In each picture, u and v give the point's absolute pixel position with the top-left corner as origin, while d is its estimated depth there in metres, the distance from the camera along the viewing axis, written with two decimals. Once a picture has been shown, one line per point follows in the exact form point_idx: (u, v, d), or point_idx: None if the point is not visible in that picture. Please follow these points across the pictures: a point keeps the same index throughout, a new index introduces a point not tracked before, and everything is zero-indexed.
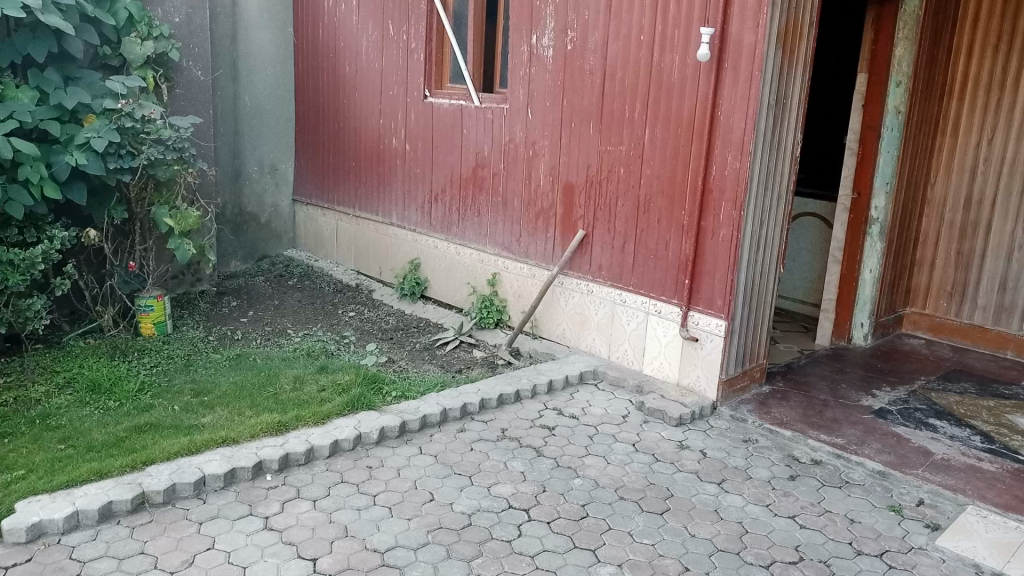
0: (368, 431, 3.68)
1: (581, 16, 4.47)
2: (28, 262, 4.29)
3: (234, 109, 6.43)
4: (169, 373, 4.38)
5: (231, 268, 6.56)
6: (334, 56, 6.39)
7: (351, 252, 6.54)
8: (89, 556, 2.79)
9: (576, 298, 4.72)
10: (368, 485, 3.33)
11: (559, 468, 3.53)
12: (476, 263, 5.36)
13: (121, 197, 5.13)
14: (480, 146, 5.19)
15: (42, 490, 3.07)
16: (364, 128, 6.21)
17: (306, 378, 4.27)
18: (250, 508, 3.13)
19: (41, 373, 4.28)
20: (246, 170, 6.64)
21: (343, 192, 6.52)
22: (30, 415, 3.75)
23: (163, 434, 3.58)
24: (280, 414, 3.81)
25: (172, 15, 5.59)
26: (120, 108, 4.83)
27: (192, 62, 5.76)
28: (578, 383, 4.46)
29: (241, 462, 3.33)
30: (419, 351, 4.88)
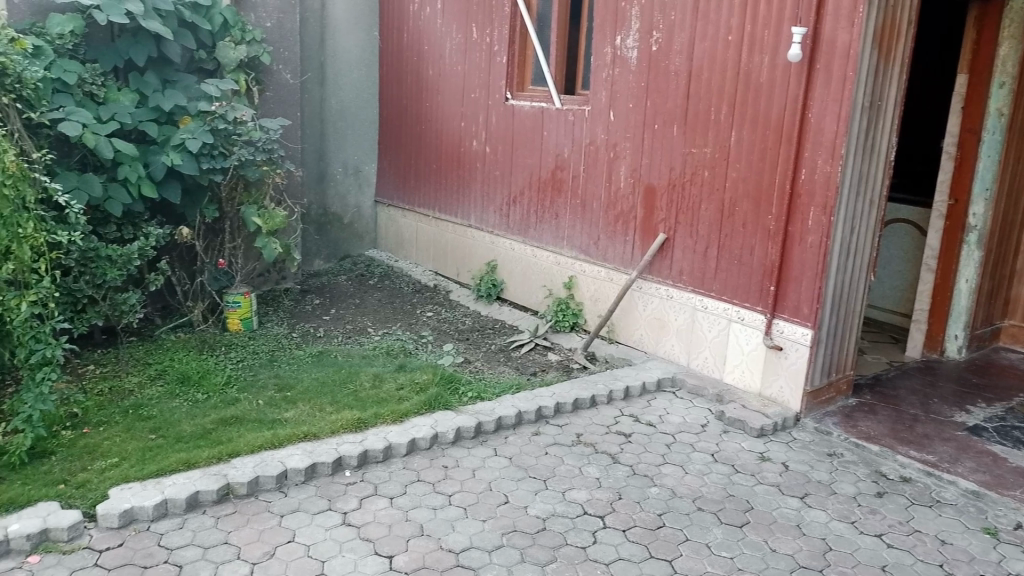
0: (445, 431, 3.70)
1: (667, 16, 4.40)
2: (125, 258, 4.48)
3: (320, 111, 6.59)
4: (254, 368, 4.50)
5: (315, 267, 6.71)
6: (418, 60, 6.47)
7: (430, 253, 6.61)
8: (176, 544, 2.89)
9: (655, 303, 4.64)
10: (444, 485, 3.35)
11: (635, 476, 3.48)
12: (553, 266, 5.33)
13: (213, 197, 5.29)
14: (560, 148, 5.16)
15: (134, 478, 3.19)
16: (445, 130, 6.26)
17: (385, 377, 4.33)
18: (329, 502, 3.18)
19: (135, 365, 4.46)
20: (331, 171, 6.79)
21: (423, 194, 6.59)
22: (124, 405, 3.90)
23: (247, 428, 3.68)
24: (359, 411, 3.87)
25: (264, 20, 5.76)
26: (214, 111, 5.00)
27: (282, 66, 5.92)
28: (655, 390, 4.39)
29: (321, 457, 3.40)
30: (495, 352, 4.89)
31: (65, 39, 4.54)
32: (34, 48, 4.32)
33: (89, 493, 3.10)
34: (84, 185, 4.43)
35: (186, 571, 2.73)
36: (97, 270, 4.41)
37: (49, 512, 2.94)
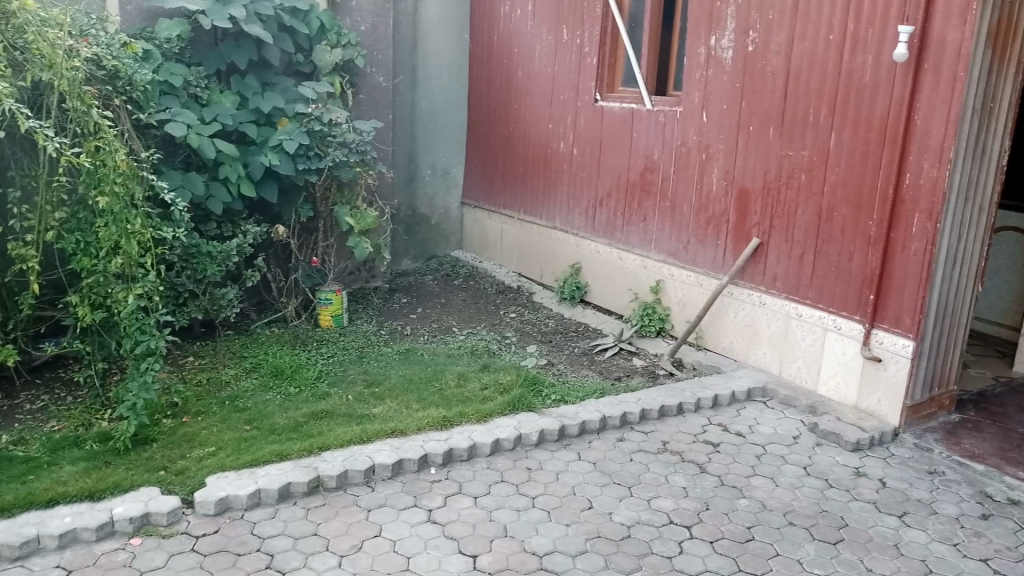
0: (529, 432, 3.70)
1: (765, 15, 4.28)
2: (224, 254, 4.65)
3: (411, 113, 6.69)
4: (344, 363, 4.60)
5: (402, 267, 6.81)
6: (507, 61, 6.49)
7: (515, 254, 6.61)
8: (268, 533, 2.97)
9: (746, 310, 4.52)
10: (527, 487, 3.34)
11: (724, 487, 3.39)
12: (640, 269, 5.25)
13: (308, 197, 5.44)
14: (650, 150, 5.09)
15: (230, 468, 3.30)
16: (533, 132, 6.26)
17: (469, 376, 4.36)
18: (415, 499, 3.22)
19: (232, 358, 4.62)
20: (420, 172, 6.88)
21: (510, 196, 6.61)
22: (221, 396, 4.04)
23: (337, 422, 3.76)
24: (445, 409, 3.90)
25: (359, 24, 5.88)
26: (310, 113, 5.14)
27: (375, 68, 6.03)
28: (745, 399, 4.28)
29: (407, 454, 3.44)
30: (579, 356, 4.86)
31: (173, 43, 4.75)
32: (143, 52, 4.52)
33: (187, 480, 3.21)
34: (188, 184, 4.61)
35: (277, 560, 2.80)
36: (198, 265, 4.60)
37: (150, 497, 3.07)
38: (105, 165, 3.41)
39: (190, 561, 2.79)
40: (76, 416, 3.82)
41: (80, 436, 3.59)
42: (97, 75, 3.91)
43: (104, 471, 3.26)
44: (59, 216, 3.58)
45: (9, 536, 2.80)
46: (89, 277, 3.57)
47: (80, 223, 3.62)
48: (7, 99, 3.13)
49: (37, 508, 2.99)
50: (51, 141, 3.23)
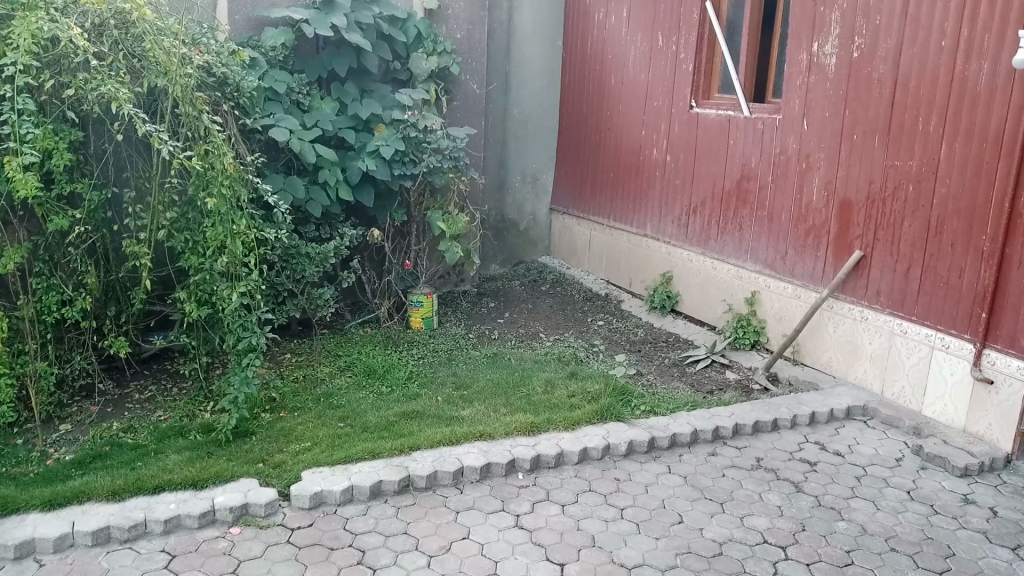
0: (618, 442, 3.66)
1: (872, 20, 4.14)
2: (322, 256, 4.81)
3: (503, 120, 6.74)
4: (435, 365, 4.66)
5: (491, 272, 6.86)
6: (600, 68, 6.47)
7: (603, 261, 6.56)
8: (360, 529, 3.03)
9: (847, 325, 4.36)
10: (616, 497, 3.30)
11: (821, 508, 3.28)
12: (734, 280, 5.15)
13: (403, 202, 5.54)
14: (747, 159, 4.98)
15: (324, 463, 3.38)
16: (625, 138, 6.22)
17: (557, 383, 4.34)
18: (503, 503, 3.23)
19: (327, 356, 4.74)
20: (510, 178, 6.92)
21: (599, 202, 6.58)
22: (316, 393, 4.16)
23: (427, 423, 3.81)
24: (533, 414, 3.90)
25: (454, 32, 5.96)
26: (406, 119, 5.23)
27: (469, 76, 6.11)
28: (844, 418, 4.14)
29: (496, 458, 3.45)
30: (669, 366, 4.79)
31: (277, 51, 4.92)
32: (251, 60, 4.70)
33: (284, 474, 3.31)
34: (289, 187, 4.76)
35: (368, 557, 2.86)
36: (298, 265, 4.76)
37: (249, 488, 3.18)
38: (214, 167, 3.55)
39: (285, 553, 2.88)
40: (181, 406, 3.99)
41: (184, 426, 3.75)
42: (208, 81, 4.09)
43: (206, 461, 3.40)
44: (171, 216, 3.75)
45: (119, 519, 2.94)
46: (196, 275, 3.74)
47: (189, 223, 3.80)
48: (126, 104, 3.29)
49: (145, 493, 3.13)
50: (165, 144, 3.38)
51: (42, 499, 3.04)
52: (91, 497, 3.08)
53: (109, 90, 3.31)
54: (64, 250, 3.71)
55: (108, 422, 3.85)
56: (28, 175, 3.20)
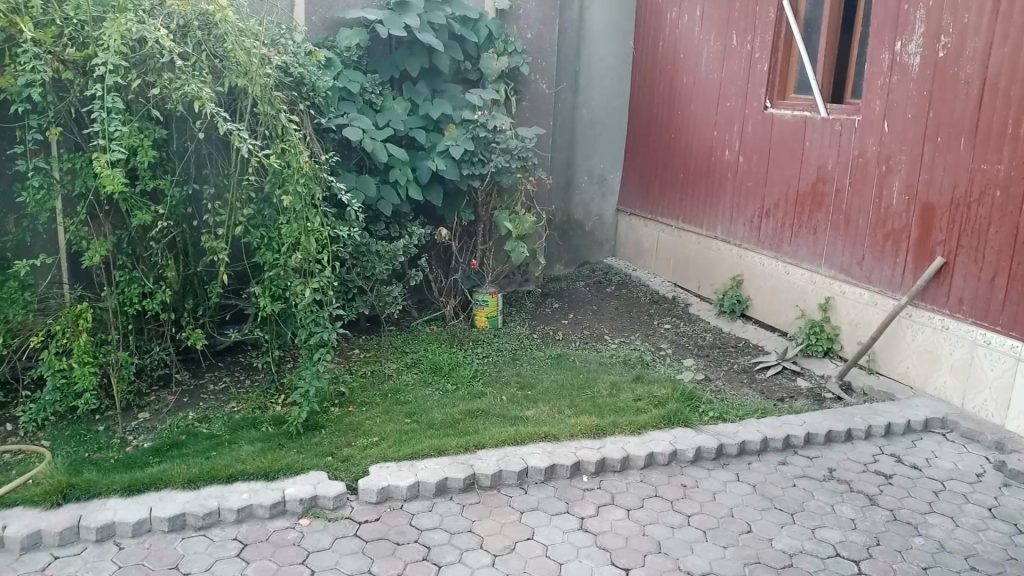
0: (685, 448, 3.61)
1: (960, 18, 3.98)
2: (391, 254, 4.87)
3: (571, 119, 6.72)
4: (499, 364, 4.67)
5: (556, 272, 6.84)
6: (672, 68, 6.38)
7: (670, 263, 6.47)
8: (426, 525, 3.06)
9: (926, 333, 4.21)
10: (682, 504, 3.26)
11: (897, 522, 3.17)
12: (807, 285, 5.01)
13: (470, 201, 5.56)
14: (824, 161, 4.85)
15: (392, 459, 3.43)
16: (696, 139, 6.12)
17: (622, 387, 4.29)
18: (567, 505, 3.21)
19: (394, 353, 4.80)
20: (577, 178, 6.90)
21: (668, 203, 6.49)
22: (383, 389, 4.21)
23: (491, 422, 3.82)
24: (598, 417, 3.87)
25: (525, 32, 5.96)
26: (476, 119, 5.26)
27: (539, 76, 6.11)
28: (921, 430, 4.00)
29: (561, 460, 3.44)
30: (738, 372, 4.71)
31: (352, 51, 5.00)
32: (326, 60, 4.79)
33: (352, 467, 3.37)
34: (361, 186, 4.84)
35: (433, 553, 2.88)
36: (367, 263, 4.82)
37: (318, 481, 3.24)
38: (290, 166, 3.64)
39: (353, 545, 2.92)
40: (254, 398, 4.09)
41: (256, 418, 3.84)
42: (285, 81, 4.19)
43: (278, 453, 3.47)
44: (248, 213, 3.86)
45: (194, 506, 3.04)
46: (271, 270, 3.83)
47: (265, 220, 3.89)
48: (209, 103, 3.39)
49: (219, 482, 3.22)
50: (245, 142, 3.47)
51: (122, 485, 3.15)
52: (168, 484, 3.18)
53: (192, 89, 3.42)
54: (147, 244, 3.85)
55: (184, 412, 3.97)
56: (115, 171, 3.30)
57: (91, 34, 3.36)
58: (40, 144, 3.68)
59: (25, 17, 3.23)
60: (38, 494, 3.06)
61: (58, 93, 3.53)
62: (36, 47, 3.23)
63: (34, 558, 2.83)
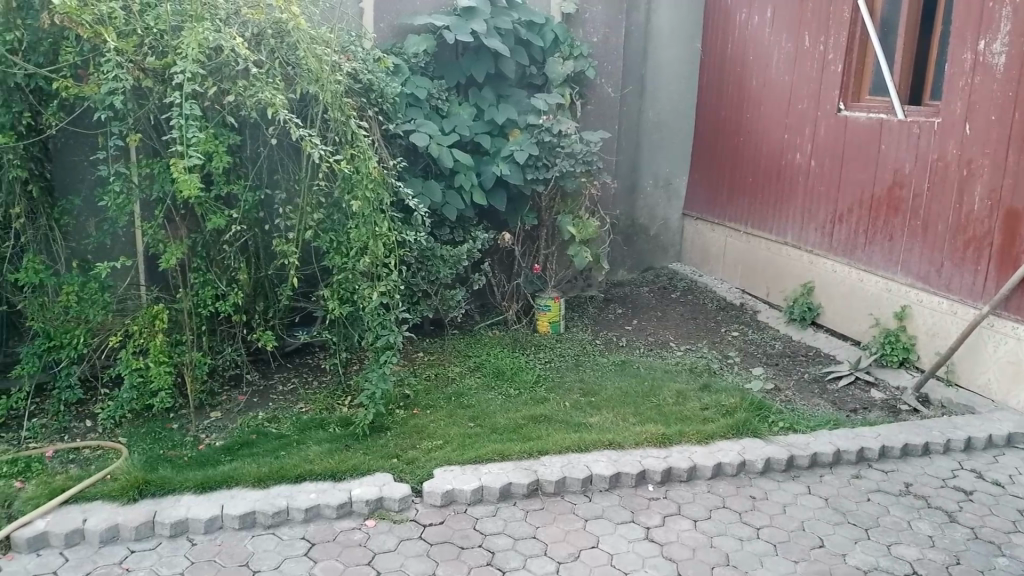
0: (753, 459, 3.53)
1: None
2: (455, 258, 4.86)
3: (637, 123, 6.67)
4: (562, 369, 4.65)
5: (620, 277, 6.77)
6: (741, 71, 6.28)
7: (738, 269, 6.34)
8: (490, 530, 3.06)
9: (1010, 345, 4.03)
10: (751, 516, 3.19)
11: (978, 541, 3.05)
12: (882, 292, 4.85)
13: (534, 206, 5.55)
14: (900, 165, 4.70)
15: (456, 462, 3.44)
16: (766, 142, 6.00)
17: (689, 395, 4.22)
18: (632, 515, 3.17)
19: (458, 356, 4.83)
20: (642, 182, 6.83)
21: (736, 208, 6.38)
22: (447, 392, 4.24)
23: (554, 428, 3.80)
24: (664, 425, 3.81)
25: (591, 35, 5.93)
26: (541, 124, 5.25)
27: (604, 79, 6.06)
28: (1004, 445, 3.84)
29: (626, 468, 3.40)
30: (809, 382, 4.59)
31: (419, 57, 5.06)
32: (394, 66, 4.86)
33: (417, 470, 3.39)
34: (427, 191, 4.87)
35: (497, 558, 2.88)
36: (432, 267, 4.85)
37: (384, 482, 3.27)
38: (359, 171, 3.69)
39: (418, 548, 2.94)
40: (321, 399, 4.16)
41: (324, 419, 3.90)
42: (355, 88, 4.26)
43: (345, 454, 3.52)
44: (318, 218, 3.93)
45: (264, 505, 3.10)
46: (339, 274, 3.89)
47: (334, 224, 3.95)
48: (282, 109, 3.47)
49: (288, 481, 3.28)
50: (316, 148, 3.53)
51: (195, 482, 3.23)
52: (239, 483, 3.25)
53: (265, 96, 3.50)
54: (220, 247, 3.94)
55: (255, 411, 4.06)
56: (192, 176, 3.40)
57: (171, 43, 3.47)
58: (121, 150, 3.81)
59: (109, 28, 3.33)
60: (116, 489, 3.16)
61: (138, 101, 3.65)
62: (119, 56, 3.34)
63: (112, 551, 2.92)
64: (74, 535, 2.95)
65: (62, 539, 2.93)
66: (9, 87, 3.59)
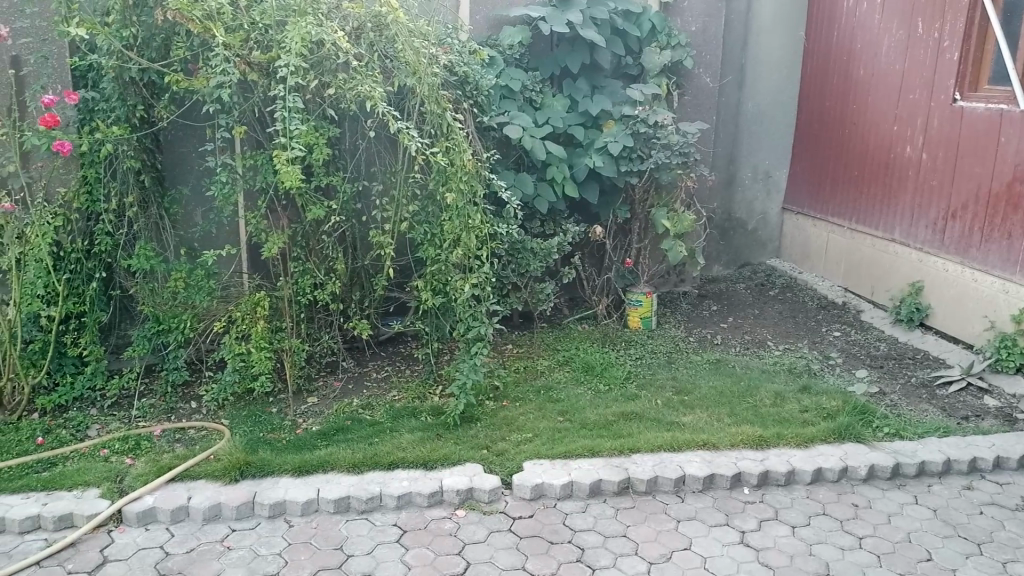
0: (856, 465, 3.39)
1: None
2: (545, 251, 4.84)
3: (735, 113, 6.51)
4: (654, 367, 4.57)
5: (715, 273, 6.62)
6: (847, 60, 6.03)
7: (840, 267, 6.10)
8: (580, 526, 3.04)
9: None
10: (853, 525, 3.06)
11: None
12: (999, 294, 4.58)
13: (627, 198, 5.47)
14: (1021, 159, 4.42)
15: (546, 456, 3.43)
16: (873, 135, 5.75)
17: (787, 397, 4.08)
18: (727, 518, 3.09)
19: (547, 350, 4.81)
20: (740, 175, 6.66)
21: (839, 203, 6.13)
22: (536, 385, 4.23)
23: (646, 426, 3.74)
24: (761, 427, 3.69)
25: (689, 24, 5.79)
26: (637, 115, 5.15)
27: (703, 69, 5.88)
28: None
29: (720, 469, 3.32)
30: (915, 387, 4.37)
31: (514, 49, 5.03)
32: (488, 58, 4.87)
33: (507, 461, 3.39)
34: (519, 184, 4.88)
35: (587, 555, 2.85)
36: (522, 260, 4.83)
37: (474, 473, 3.29)
38: (454, 164, 3.70)
39: (508, 541, 2.94)
40: (412, 388, 4.22)
41: (416, 408, 3.95)
42: (451, 80, 4.28)
43: (435, 443, 3.55)
44: (412, 210, 3.98)
45: (358, 490, 3.16)
46: (433, 265, 3.93)
47: (428, 216, 3.99)
48: (381, 102, 3.51)
49: (381, 468, 3.34)
50: (413, 140, 3.56)
51: (293, 465, 3.32)
52: (335, 467, 3.33)
53: (365, 89, 3.55)
54: (319, 237, 4.03)
55: (349, 398, 4.15)
56: (294, 168, 3.48)
57: (275, 37, 3.53)
58: (227, 142, 3.94)
59: (218, 23, 3.44)
60: (219, 469, 3.28)
61: (244, 95, 3.77)
62: (226, 51, 3.44)
63: (214, 529, 3.04)
64: (180, 512, 3.07)
65: (169, 515, 3.06)
66: (124, 82, 3.76)
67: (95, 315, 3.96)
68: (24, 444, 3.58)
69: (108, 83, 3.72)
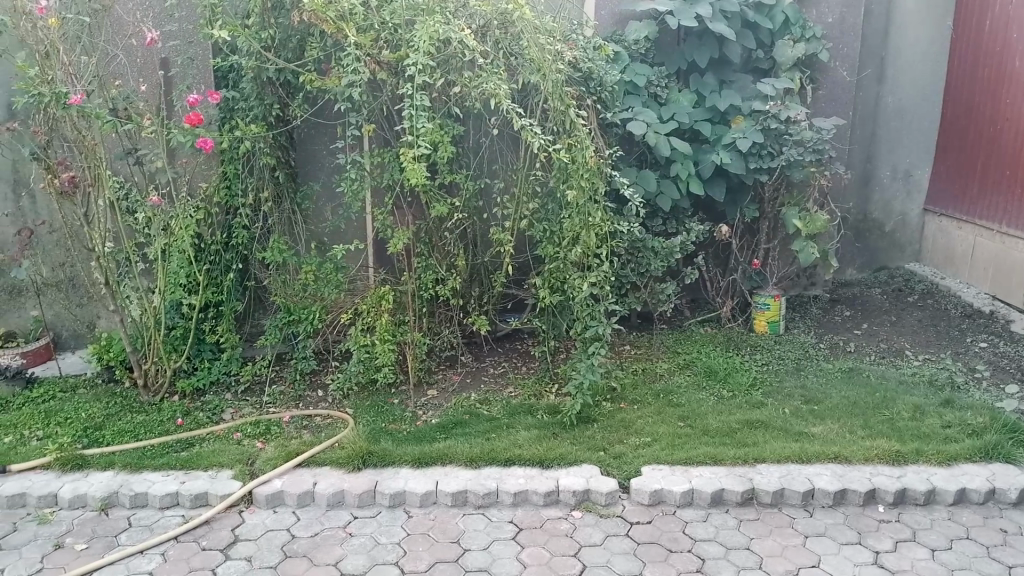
0: (1006, 488, 3.14)
1: None
2: (667, 250, 4.73)
3: (874, 109, 6.19)
4: (781, 373, 4.39)
5: (847, 276, 6.31)
6: (1001, 51, 5.61)
7: (989, 274, 5.68)
8: (700, 536, 2.95)
9: None
10: (1001, 552, 2.84)
11: None
12: None
13: (756, 197, 5.27)
14: None
15: (665, 461, 3.35)
16: None
17: (928, 411, 3.83)
18: (860, 536, 2.93)
19: (667, 352, 4.71)
20: (879, 174, 6.30)
21: (989, 205, 5.71)
22: (655, 388, 4.14)
23: (772, 435, 3.59)
24: (899, 442, 3.48)
25: (826, 15, 5.52)
26: (767, 110, 4.95)
27: (840, 63, 5.58)
28: None
29: (853, 485, 3.15)
30: None
31: (639, 44, 4.96)
32: (614, 54, 4.81)
33: (625, 465, 3.33)
34: (642, 180, 4.79)
35: (708, 566, 2.77)
36: (642, 260, 4.75)
37: (591, 474, 3.25)
38: (576, 161, 3.65)
39: (625, 546, 2.89)
40: (530, 385, 4.22)
41: (533, 405, 3.95)
42: (575, 77, 4.25)
43: (553, 441, 3.54)
44: (534, 208, 3.99)
45: (475, 485, 3.18)
46: (552, 263, 3.92)
47: (550, 214, 3.98)
48: (505, 99, 3.49)
49: (498, 464, 3.35)
50: (537, 137, 3.53)
51: (412, 457, 3.38)
52: (453, 460, 3.37)
53: (490, 87, 3.55)
54: (441, 233, 4.08)
55: (468, 393, 4.19)
56: (419, 165, 3.52)
57: (404, 36, 3.58)
58: (357, 140, 4.05)
59: (350, 23, 3.53)
60: (343, 456, 3.37)
61: (373, 94, 3.86)
62: (357, 51, 3.52)
63: (337, 515, 3.13)
64: (306, 497, 3.19)
65: (295, 499, 3.17)
66: (262, 82, 3.92)
67: (231, 304, 4.19)
68: (165, 424, 3.80)
69: (247, 82, 3.88)
